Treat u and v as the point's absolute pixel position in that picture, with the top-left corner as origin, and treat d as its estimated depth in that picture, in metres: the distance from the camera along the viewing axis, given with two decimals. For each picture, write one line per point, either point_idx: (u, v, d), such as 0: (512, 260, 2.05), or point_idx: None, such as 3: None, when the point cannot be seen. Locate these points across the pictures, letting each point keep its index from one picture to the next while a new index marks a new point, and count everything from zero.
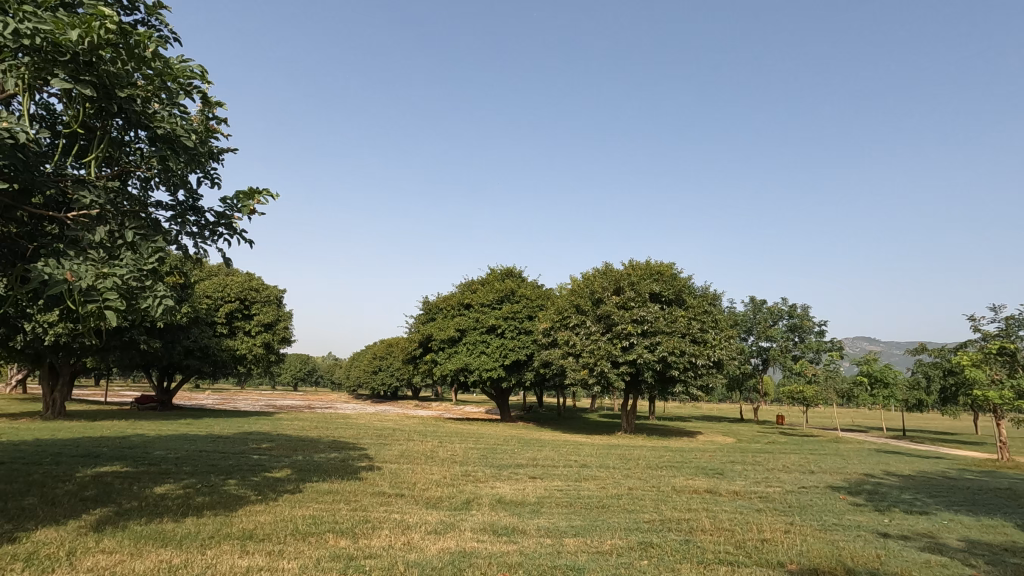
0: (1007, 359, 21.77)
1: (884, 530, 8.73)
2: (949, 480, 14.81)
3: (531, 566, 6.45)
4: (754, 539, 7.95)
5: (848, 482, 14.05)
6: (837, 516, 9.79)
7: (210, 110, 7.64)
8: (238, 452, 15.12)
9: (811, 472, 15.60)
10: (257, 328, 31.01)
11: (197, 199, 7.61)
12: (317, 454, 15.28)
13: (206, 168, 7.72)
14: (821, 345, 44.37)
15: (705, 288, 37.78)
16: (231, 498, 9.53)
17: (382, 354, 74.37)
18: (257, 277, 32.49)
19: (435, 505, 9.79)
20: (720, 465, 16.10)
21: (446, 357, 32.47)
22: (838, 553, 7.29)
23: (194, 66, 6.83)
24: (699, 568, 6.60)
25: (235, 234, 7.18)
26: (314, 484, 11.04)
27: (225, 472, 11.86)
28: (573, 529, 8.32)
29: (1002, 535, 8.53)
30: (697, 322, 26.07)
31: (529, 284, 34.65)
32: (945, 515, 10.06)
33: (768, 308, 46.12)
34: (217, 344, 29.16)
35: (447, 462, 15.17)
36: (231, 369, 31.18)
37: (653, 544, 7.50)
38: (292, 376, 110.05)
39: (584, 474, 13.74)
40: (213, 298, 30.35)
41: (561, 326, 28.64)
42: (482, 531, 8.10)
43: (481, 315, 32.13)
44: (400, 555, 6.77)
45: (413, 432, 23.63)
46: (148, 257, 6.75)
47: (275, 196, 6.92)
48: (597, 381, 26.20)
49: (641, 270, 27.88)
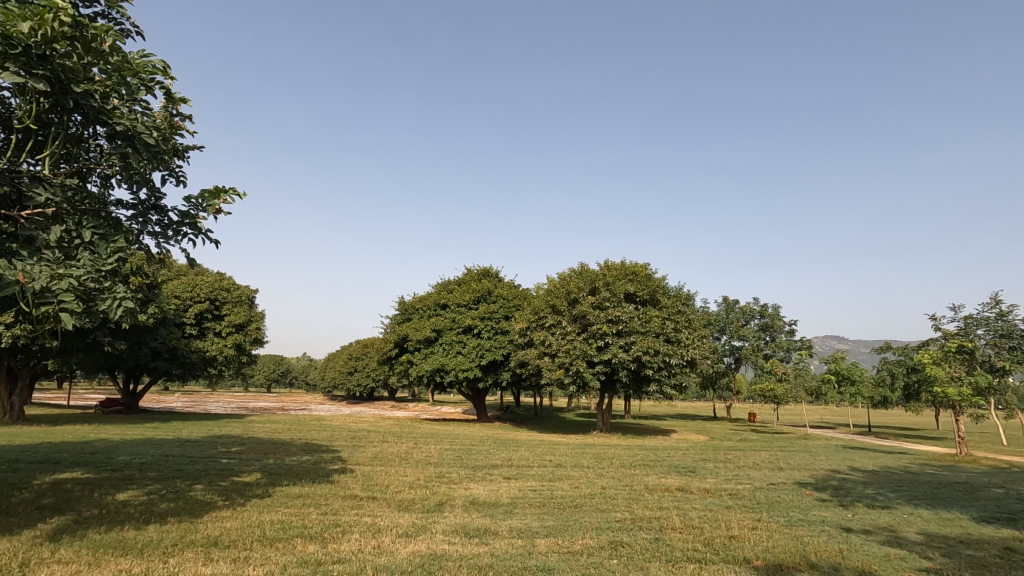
0: (965, 356, 22.62)
1: (847, 525, 8.96)
2: (911, 475, 15.29)
3: (501, 567, 6.46)
4: (721, 536, 8.08)
5: (814, 478, 14.39)
6: (803, 512, 10.01)
7: (174, 106, 7.44)
8: (206, 455, 14.78)
9: (780, 469, 15.94)
10: (228, 329, 30.32)
11: (160, 197, 7.40)
12: (287, 457, 15.03)
13: (171, 165, 7.53)
14: (791, 344, 45.38)
15: (679, 288, 38.35)
16: (197, 503, 9.31)
17: (358, 354, 73.53)
18: (228, 277, 31.79)
19: (407, 508, 9.71)
20: (692, 464, 16.30)
21: (422, 357, 32.24)
22: (803, 548, 7.45)
23: (156, 61, 6.66)
24: (668, 567, 6.66)
25: (200, 234, 7.01)
26: (284, 488, 10.84)
27: (193, 477, 11.58)
28: (546, 529, 8.35)
29: (958, 528, 8.84)
30: (670, 322, 26.40)
31: (505, 284, 34.63)
32: (905, 509, 10.39)
33: (740, 308, 47.08)
34: (186, 346, 28.44)
35: (421, 463, 15.09)
36: (201, 371, 30.45)
37: (624, 543, 7.56)
38: (264, 377, 107.96)
39: (558, 474, 13.77)
40: (182, 299, 29.58)
41: (538, 326, 28.66)
42: (454, 532, 8.09)
43: (457, 315, 32.01)
44: (370, 559, 6.69)
45: (388, 433, 23.41)
46: (107, 257, 6.51)
47: (242, 195, 6.79)
48: (573, 381, 26.44)
49: (617, 270, 28.12)
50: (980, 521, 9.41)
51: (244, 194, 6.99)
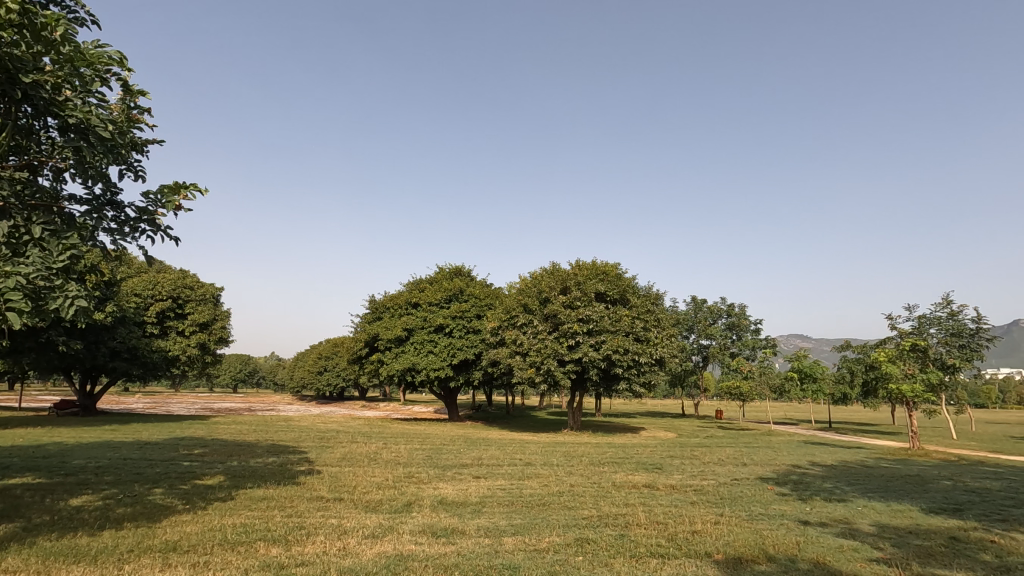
0: (919, 353, 23.36)
1: (805, 518, 9.25)
2: (867, 468, 15.88)
3: (467, 566, 6.46)
4: (685, 531, 8.24)
5: (776, 473, 14.82)
6: (764, 506, 10.30)
7: (133, 99, 7.21)
8: (167, 458, 14.37)
9: (744, 464, 16.34)
10: (191, 327, 29.51)
11: (116, 192, 7.15)
12: (252, 458, 14.72)
13: (130, 159, 7.29)
14: (756, 343, 46.56)
15: (648, 287, 38.96)
16: (156, 508, 9.04)
17: (328, 354, 72.35)
18: (191, 274, 30.90)
19: (374, 508, 9.63)
20: (659, 461, 16.57)
21: (393, 356, 31.95)
22: (762, 541, 7.66)
23: (113, 51, 6.46)
24: (631, 562, 6.80)
25: (159, 231, 6.82)
26: (248, 491, 10.60)
27: (151, 481, 11.25)
28: (513, 528, 8.36)
29: (908, 519, 9.22)
30: (640, 322, 26.76)
31: (477, 284, 34.49)
32: (859, 502, 10.78)
33: (708, 307, 48.11)
34: (147, 345, 27.51)
35: (390, 463, 15.00)
36: (163, 371, 29.56)
37: (589, 540, 7.67)
38: (230, 377, 105.37)
39: (527, 473, 13.84)
40: (143, 297, 28.58)
41: (509, 326, 28.66)
42: (421, 532, 8.07)
43: (429, 314, 31.77)
44: (334, 561, 6.60)
45: (357, 433, 23.18)
46: (58, 255, 6.21)
47: (204, 191, 6.65)
48: (544, 380, 26.58)
49: (587, 270, 28.38)
50: (928, 512, 9.84)
51: (205, 189, 6.82)
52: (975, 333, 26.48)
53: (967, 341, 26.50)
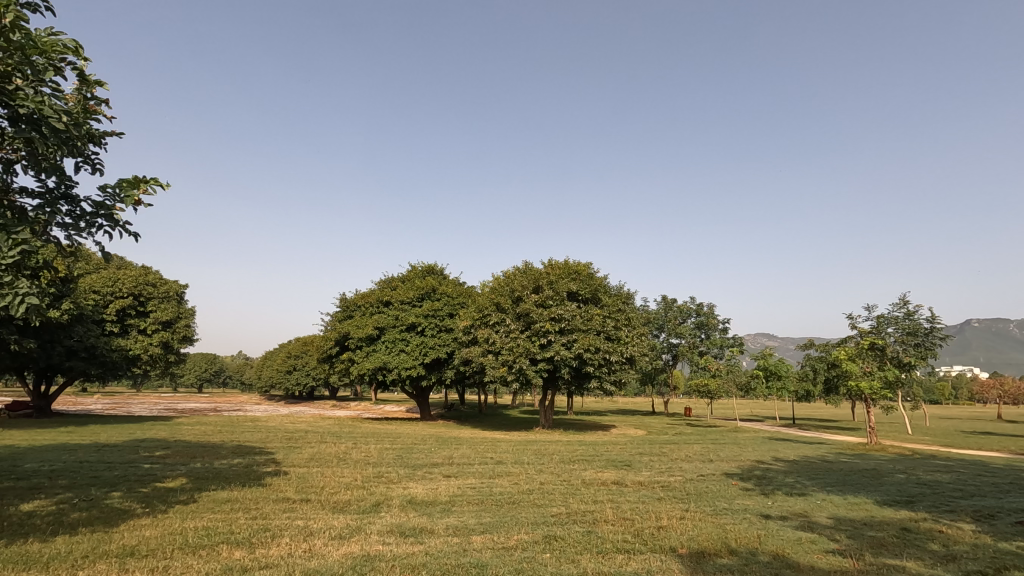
0: (877, 352, 24.09)
1: (766, 512, 9.52)
2: (827, 463, 16.43)
3: (435, 566, 6.44)
4: (650, 527, 8.40)
5: (741, 469, 15.22)
6: (728, 501, 10.56)
7: (89, 89, 6.96)
8: (126, 460, 13.90)
9: (710, 461, 16.72)
10: (153, 326, 28.58)
11: (71, 185, 6.89)
12: (216, 460, 14.36)
13: (86, 151, 7.01)
14: (724, 341, 47.60)
15: (619, 287, 39.36)
16: (114, 512, 8.75)
17: (297, 352, 70.97)
18: (153, 271, 29.96)
19: (342, 509, 9.52)
20: (628, 458, 16.79)
21: (364, 355, 31.65)
22: (724, 535, 7.87)
23: (67, 39, 6.21)
24: (598, 557, 6.89)
25: (117, 226, 6.57)
26: (211, 494, 10.36)
27: (109, 484, 10.87)
28: (482, 526, 8.41)
29: (863, 511, 9.58)
30: (611, 320, 27.04)
31: (450, 282, 34.38)
32: (818, 495, 11.15)
33: (678, 306, 48.92)
34: (106, 344, 26.56)
35: (360, 464, 14.84)
36: (123, 371, 28.61)
37: (558, 537, 7.74)
38: (196, 377, 102.69)
39: (498, 471, 13.87)
40: (102, 294, 27.55)
41: (482, 324, 28.61)
42: (389, 532, 8.02)
43: (400, 313, 31.53)
44: (299, 563, 6.52)
45: (326, 433, 22.86)
46: (7, 250, 5.91)
47: (165, 185, 6.44)
48: (516, 378, 26.59)
49: (560, 269, 28.50)
50: (882, 504, 10.26)
51: (167, 184, 6.60)
52: (929, 332, 27.62)
53: (922, 340, 27.63)
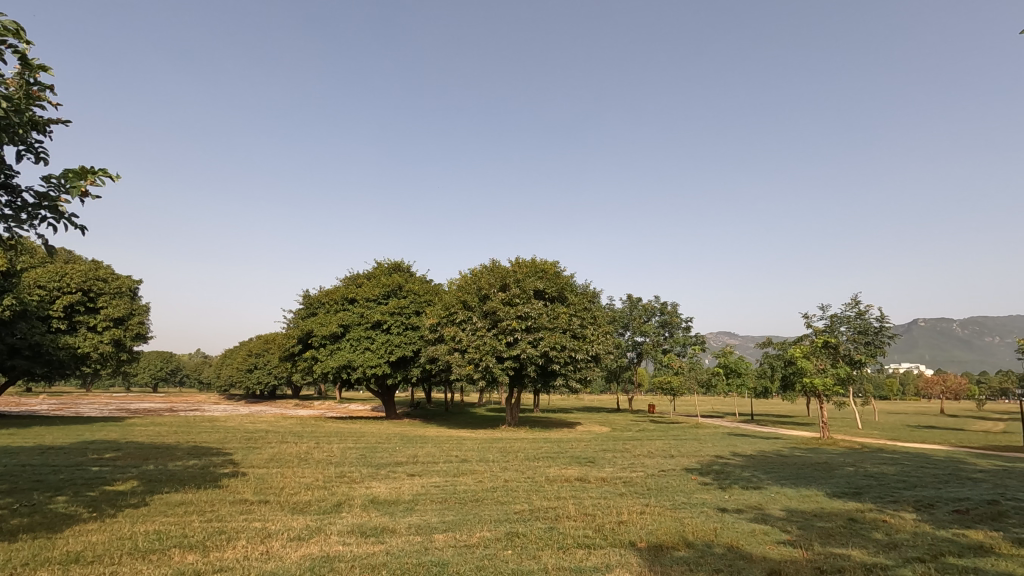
0: (830, 350, 24.97)
1: (723, 505, 9.80)
2: (782, 458, 17.02)
3: (395, 565, 6.39)
4: (611, 522, 8.54)
5: (701, 464, 15.62)
6: (687, 495, 10.83)
7: (32, 74, 6.58)
8: (73, 463, 13.27)
9: (671, 456, 17.10)
10: (104, 323, 27.37)
11: (10, 173, 6.52)
12: (171, 462, 13.87)
13: (29, 139, 6.66)
14: (687, 339, 48.67)
15: (585, 287, 39.61)
16: (58, 517, 8.36)
17: (258, 350, 69.15)
18: (104, 266, 28.82)
19: (302, 510, 9.35)
20: (592, 454, 17.01)
21: (328, 354, 31.13)
22: (682, 529, 8.05)
23: (7, 21, 5.89)
24: (559, 553, 6.98)
25: (61, 219, 6.24)
26: (164, 496, 10.01)
27: (54, 489, 10.37)
28: (444, 524, 8.38)
29: (814, 503, 9.96)
30: (577, 318, 27.29)
31: (416, 280, 34.14)
32: (773, 489, 11.53)
33: (643, 305, 49.70)
34: (52, 342, 25.28)
35: (322, 463, 14.59)
36: (71, 369, 27.34)
37: (520, 534, 7.79)
38: (150, 376, 98.93)
39: (462, 469, 13.85)
40: (47, 289, 26.17)
41: (448, 322, 28.47)
42: (350, 532, 7.91)
43: (366, 310, 31.07)
44: (255, 566, 6.38)
45: (287, 433, 22.34)
46: None
47: (114, 176, 6.15)
48: (482, 376, 26.55)
49: (527, 268, 28.61)
50: (832, 496, 10.69)
51: (117, 175, 6.29)
52: (879, 331, 28.82)
53: (872, 338, 28.81)
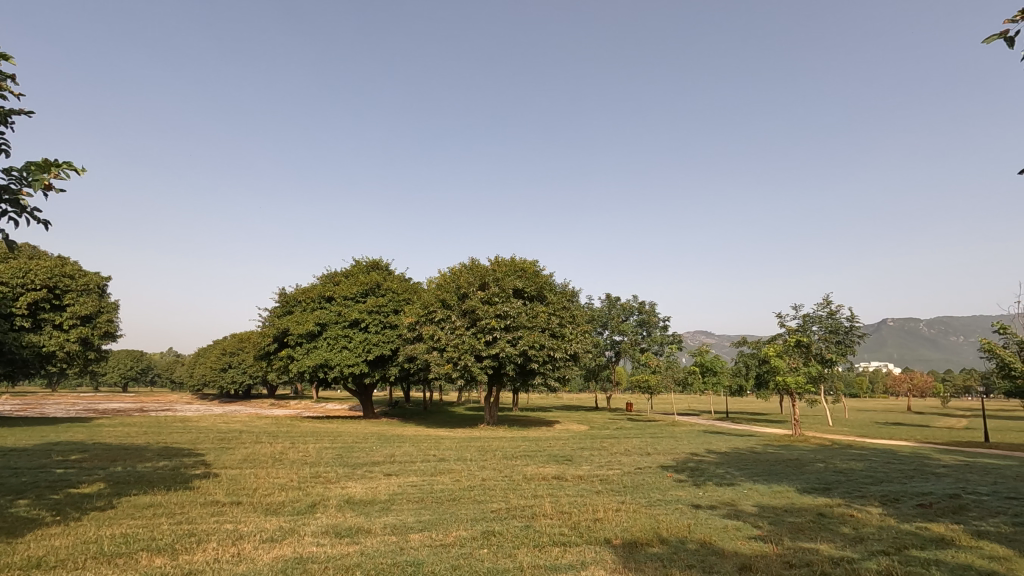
0: (801, 349, 25.47)
1: (696, 502, 9.94)
2: (755, 455, 17.31)
3: (369, 566, 6.33)
4: (587, 519, 8.60)
5: (676, 461, 15.82)
6: (662, 492, 10.97)
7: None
8: (36, 465, 12.87)
9: (647, 454, 17.27)
10: (71, 321, 26.57)
11: None
12: (140, 463, 13.55)
13: None
14: (664, 339, 49.19)
15: (564, 287, 39.73)
16: (19, 521, 8.09)
17: (233, 349, 67.94)
18: (70, 262, 27.90)
19: (275, 511, 9.21)
20: (569, 453, 17.12)
21: (304, 353, 30.68)
22: (656, 526, 8.14)
23: None
24: (534, 551, 7.01)
25: (22, 213, 6.07)
26: (132, 499, 9.77)
27: (16, 492, 10.05)
28: (420, 524, 8.35)
29: (785, 499, 10.16)
30: (556, 317, 27.37)
31: (395, 278, 33.93)
32: (746, 485, 11.74)
33: (621, 304, 50.08)
34: (15, 341, 24.45)
35: (297, 464, 14.39)
36: (36, 368, 26.53)
37: (496, 532, 7.80)
38: (119, 376, 96.31)
39: (440, 468, 13.80)
40: (10, 286, 25.23)
41: (426, 321, 28.30)
42: (324, 533, 7.82)
43: (344, 309, 30.71)
44: (226, 568, 6.28)
45: (261, 433, 21.97)
46: None
47: (80, 170, 6.00)
48: (461, 375, 26.43)
49: (506, 267, 28.60)
50: (802, 492, 10.92)
51: (81, 168, 6.15)
52: (849, 330, 29.54)
53: (842, 337, 29.51)
